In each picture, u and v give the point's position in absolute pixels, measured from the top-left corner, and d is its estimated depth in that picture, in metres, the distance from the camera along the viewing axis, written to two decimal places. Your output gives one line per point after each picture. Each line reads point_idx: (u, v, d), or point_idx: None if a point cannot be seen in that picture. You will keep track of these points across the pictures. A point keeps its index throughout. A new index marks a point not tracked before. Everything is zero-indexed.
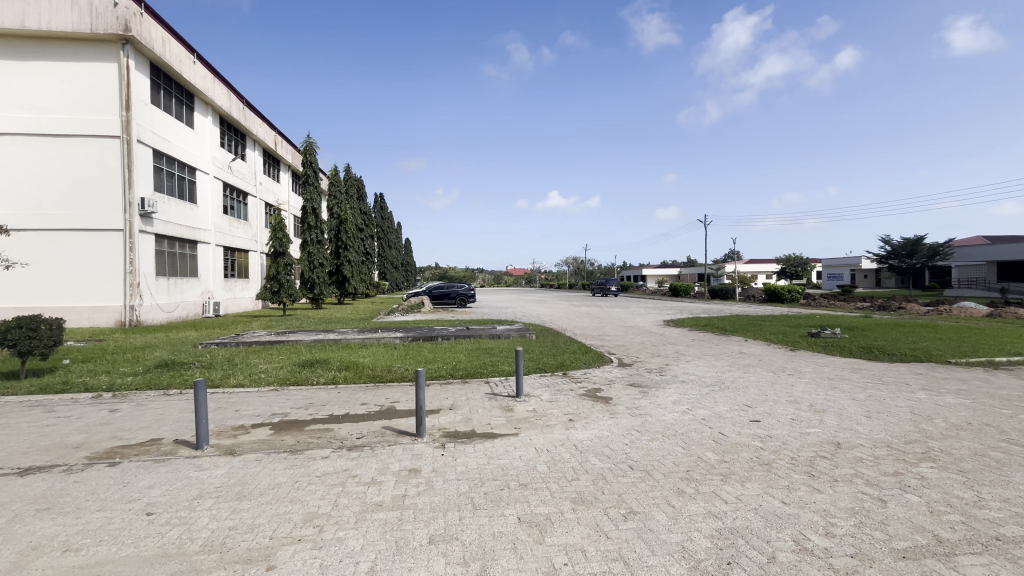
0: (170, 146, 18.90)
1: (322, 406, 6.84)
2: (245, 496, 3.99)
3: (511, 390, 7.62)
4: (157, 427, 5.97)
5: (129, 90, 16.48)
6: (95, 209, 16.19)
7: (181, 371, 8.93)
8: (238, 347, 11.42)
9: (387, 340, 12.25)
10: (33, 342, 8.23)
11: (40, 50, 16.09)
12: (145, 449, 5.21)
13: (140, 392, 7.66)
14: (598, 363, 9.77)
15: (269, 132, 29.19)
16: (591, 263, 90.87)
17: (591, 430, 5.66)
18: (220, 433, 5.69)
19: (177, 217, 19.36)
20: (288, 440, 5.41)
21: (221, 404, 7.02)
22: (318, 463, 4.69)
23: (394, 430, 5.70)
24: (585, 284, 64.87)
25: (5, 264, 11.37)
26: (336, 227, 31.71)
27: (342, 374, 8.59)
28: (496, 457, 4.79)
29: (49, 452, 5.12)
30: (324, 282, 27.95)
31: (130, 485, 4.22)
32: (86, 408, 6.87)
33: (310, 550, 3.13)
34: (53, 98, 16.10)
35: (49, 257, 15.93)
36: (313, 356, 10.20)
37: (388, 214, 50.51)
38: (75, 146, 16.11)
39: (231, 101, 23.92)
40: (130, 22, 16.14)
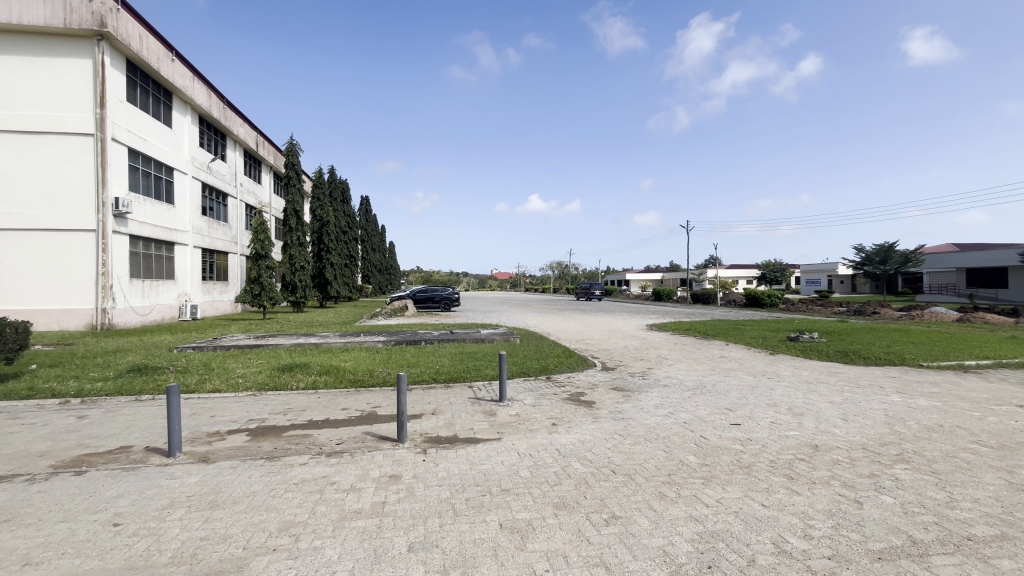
0: (147, 145, 18.45)
1: (301, 412, 6.71)
2: (218, 505, 3.86)
3: (494, 394, 7.57)
4: (127, 434, 5.77)
5: (104, 88, 16.03)
6: (65, 208, 15.70)
7: (155, 375, 8.68)
8: (215, 351, 11.19)
9: (370, 344, 12.06)
10: None
11: (10, 44, 15.57)
12: (114, 457, 5.02)
13: (111, 397, 7.44)
14: (582, 368, 9.73)
15: (250, 133, 28.73)
16: (576, 270, 91.12)
17: (574, 434, 5.65)
18: (194, 440, 5.52)
19: (154, 218, 18.88)
20: (265, 447, 5.28)
21: (196, 410, 6.82)
22: (296, 470, 4.58)
23: (375, 436, 5.60)
24: (569, 288, 65.10)
25: None
26: (319, 229, 31.31)
27: (322, 378, 8.44)
28: (478, 462, 4.73)
29: (10, 461, 4.91)
30: (306, 285, 27.43)
31: (96, 496, 4.06)
32: (52, 414, 6.61)
33: (284, 561, 3.03)
34: (24, 95, 15.61)
35: (16, 258, 15.39)
36: (293, 360, 10.00)
37: (372, 217, 50.07)
38: (46, 144, 15.63)
39: (212, 101, 23.53)
40: (105, 17, 15.69)
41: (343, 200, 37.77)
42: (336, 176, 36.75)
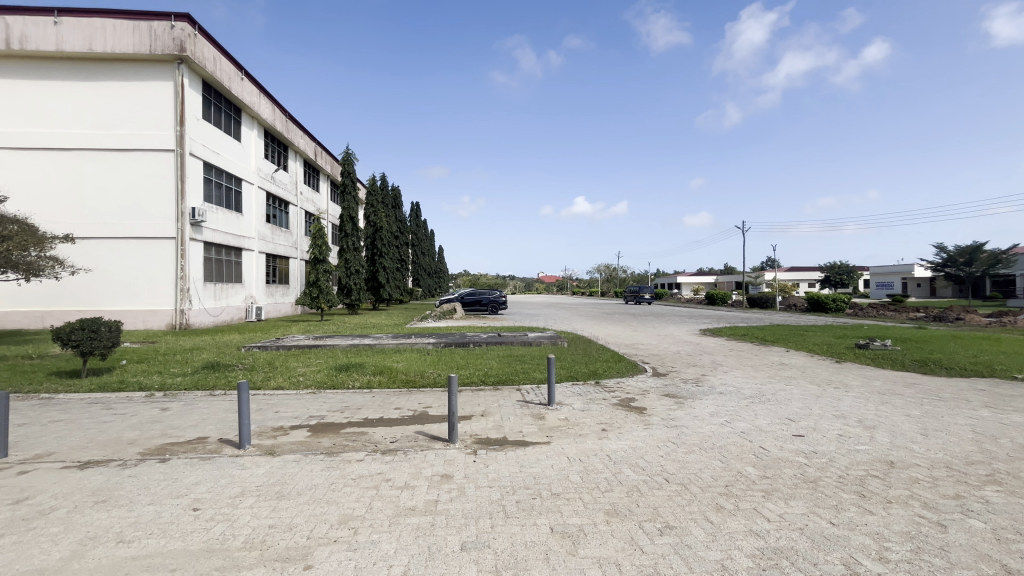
0: (219, 158, 19.91)
1: (357, 410, 7.00)
2: (283, 496, 4.10)
3: (543, 398, 7.56)
4: (203, 426, 6.23)
5: (183, 107, 17.45)
6: (150, 218, 17.22)
7: (226, 372, 9.31)
8: (278, 350, 11.86)
9: (420, 346, 12.37)
10: (93, 343, 8.78)
11: (104, 71, 17.26)
12: (191, 447, 5.44)
13: (188, 391, 8.06)
14: (632, 373, 9.52)
15: (310, 144, 30.30)
16: (625, 273, 89.31)
17: (624, 440, 5.54)
18: (261, 434, 5.89)
19: (225, 226, 20.34)
20: (324, 443, 5.54)
21: (262, 406, 7.27)
22: (353, 466, 4.78)
23: (427, 436, 5.74)
24: (617, 291, 63.91)
25: (53, 264, 13.24)
26: (372, 235, 32.52)
27: (376, 378, 8.76)
28: (528, 465, 4.75)
29: (105, 447, 5.43)
30: (360, 288, 28.51)
31: (177, 482, 4.41)
32: (139, 406, 7.25)
33: (345, 552, 3.18)
34: (116, 116, 17.27)
35: (110, 263, 17.03)
36: (349, 360, 10.44)
37: (422, 223, 51.40)
38: (133, 160, 17.22)
39: (276, 115, 25.06)
40: (185, 42, 17.09)
41: (394, 206, 39.05)
42: (388, 184, 38.09)
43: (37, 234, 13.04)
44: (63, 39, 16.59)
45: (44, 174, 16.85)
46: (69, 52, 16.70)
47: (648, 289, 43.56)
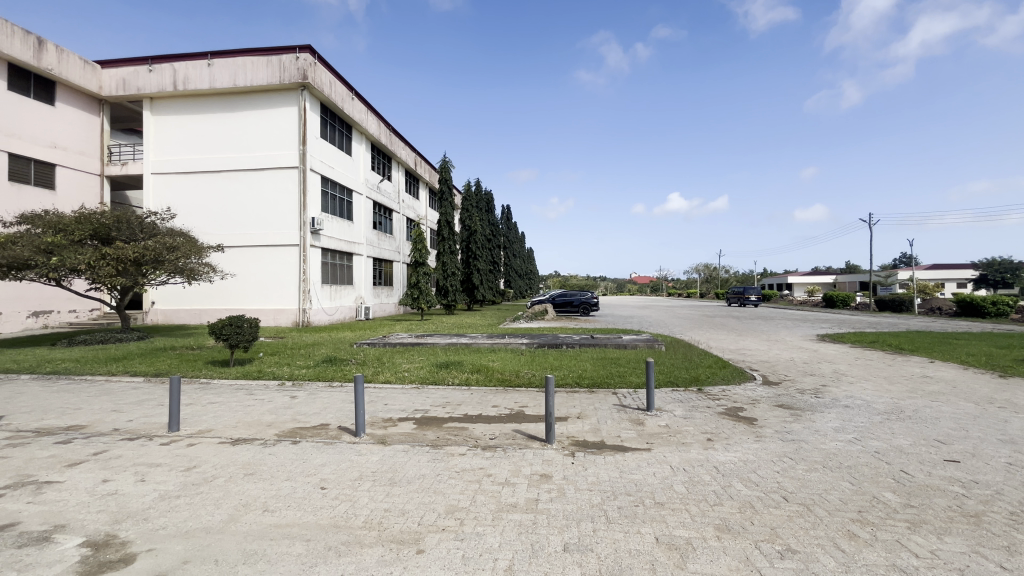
0: (334, 172, 21.99)
1: (457, 406, 7.33)
2: (396, 482, 4.43)
3: (642, 403, 7.30)
4: (325, 413, 6.94)
5: (305, 128, 19.54)
6: (279, 228, 19.57)
7: (342, 366, 10.29)
8: (385, 347, 12.82)
9: (514, 346, 12.60)
10: (239, 336, 10.17)
11: (244, 101, 19.91)
12: (316, 432, 6.08)
13: (312, 382, 9.03)
14: (739, 381, 8.84)
15: (410, 154, 32.32)
16: (726, 273, 83.36)
17: (733, 452, 5.17)
18: (373, 424, 6.40)
19: (339, 233, 22.44)
20: (429, 435, 5.88)
21: (374, 398, 7.91)
22: (457, 460, 5.01)
23: (524, 434, 5.85)
24: (717, 292, 59.91)
25: (208, 269, 15.58)
26: (466, 238, 33.82)
27: (474, 376, 9.10)
28: (629, 471, 4.62)
29: (250, 427, 6.28)
30: (456, 290, 29.75)
31: (307, 462, 4.95)
32: (274, 393, 8.28)
33: (453, 541, 3.34)
34: (253, 139, 19.85)
35: (249, 268, 19.65)
36: (448, 358, 10.96)
37: (514, 225, 52.42)
38: (266, 178, 19.70)
39: (381, 129, 27.14)
40: (307, 70, 19.13)
41: (487, 210, 40.27)
42: (481, 188, 39.41)
43: (197, 244, 15.40)
44: (214, 78, 19.44)
45: (201, 193, 19.94)
46: (218, 88, 19.52)
47: (754, 290, 40.26)
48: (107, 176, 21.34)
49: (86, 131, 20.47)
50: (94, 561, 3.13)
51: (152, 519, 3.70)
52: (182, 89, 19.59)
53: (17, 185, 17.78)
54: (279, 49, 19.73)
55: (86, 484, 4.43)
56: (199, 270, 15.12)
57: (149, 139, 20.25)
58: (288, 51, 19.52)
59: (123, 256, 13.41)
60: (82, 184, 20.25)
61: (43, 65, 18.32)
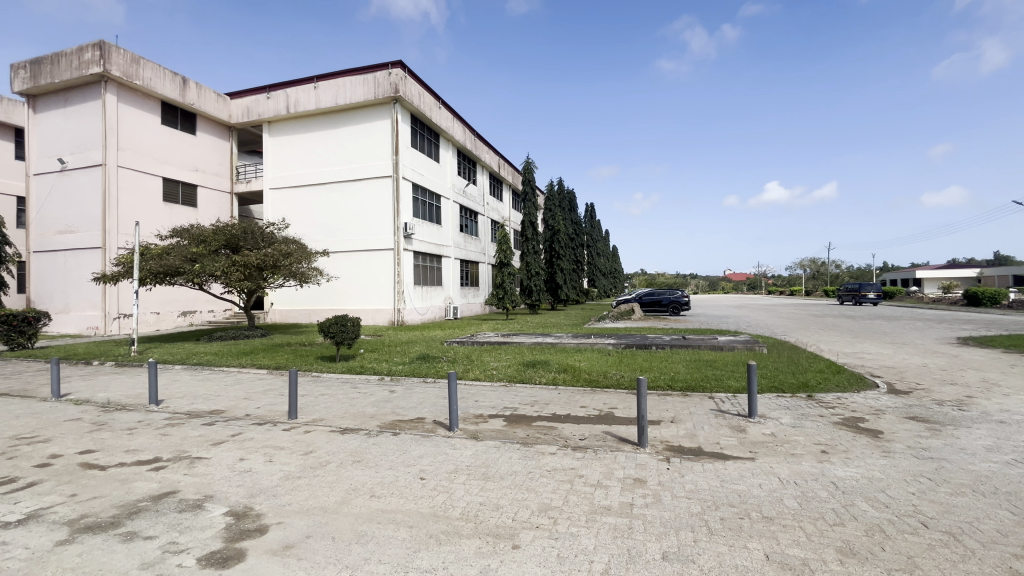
0: (423, 179, 23.17)
1: (545, 405, 7.37)
2: (489, 477, 4.55)
3: (742, 409, 6.81)
4: (421, 408, 7.34)
5: (398, 138, 20.79)
6: (376, 234, 21.06)
7: (435, 363, 10.81)
8: (474, 345, 13.26)
9: (601, 346, 12.40)
10: (343, 334, 11.09)
11: (345, 118, 21.68)
12: (414, 425, 6.44)
13: (408, 377, 9.60)
14: (858, 388, 7.91)
15: (494, 158, 33.09)
16: (837, 268, 75.05)
17: (855, 467, 4.63)
18: (465, 419, 6.65)
19: (429, 237, 23.58)
20: (519, 433, 5.98)
21: (465, 394, 8.22)
22: (547, 459, 5.03)
23: (615, 437, 5.72)
24: (827, 289, 54.09)
25: (316, 273, 17.19)
26: (550, 238, 33.86)
27: (561, 376, 9.09)
28: (731, 480, 4.33)
29: (357, 418, 6.83)
30: (540, 289, 29.91)
31: (407, 453, 5.27)
32: (375, 387, 8.93)
33: (547, 539, 3.36)
34: (353, 153, 21.54)
35: (351, 271, 21.36)
36: (535, 357, 11.06)
37: (597, 223, 51.54)
38: (364, 187, 21.30)
39: (467, 135, 28.09)
40: (398, 84, 20.35)
41: (570, 209, 40.03)
42: (564, 187, 39.26)
43: (306, 250, 17.17)
44: (319, 99, 21.38)
45: (310, 204, 22.07)
46: (323, 108, 21.45)
47: (873, 287, 35.79)
48: (236, 193, 24.40)
49: (219, 155, 23.56)
50: (235, 528, 3.59)
51: (279, 496, 4.17)
52: (294, 112, 21.79)
53: (169, 205, 21.00)
54: (374, 67, 21.20)
55: (227, 461, 5.10)
56: (309, 275, 16.77)
57: (268, 158, 22.81)
58: (381, 68, 20.92)
59: (249, 263, 15.27)
60: (216, 202, 23.37)
61: (187, 101, 21.39)
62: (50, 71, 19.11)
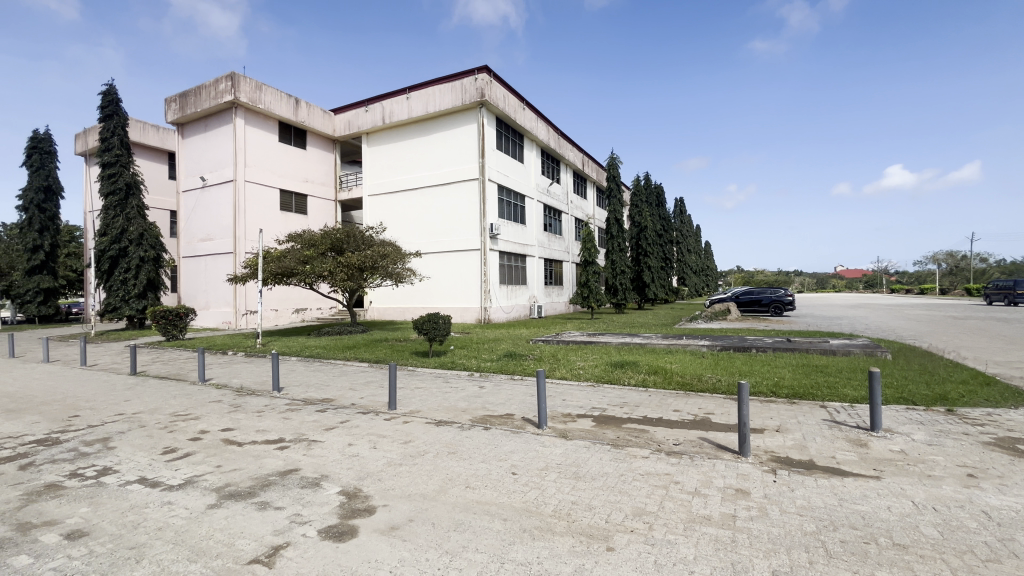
0: (508, 180, 23.60)
1: (635, 407, 7.17)
2: (580, 477, 4.53)
3: (863, 421, 6.08)
4: (510, 404, 7.50)
5: (484, 142, 21.37)
6: (464, 235, 21.86)
7: (522, 361, 10.98)
8: (560, 344, 13.27)
9: (694, 348, 11.78)
10: (435, 331, 11.66)
11: (435, 125, 22.75)
12: (504, 420, 6.61)
13: (496, 374, 9.87)
14: (1016, 404, 6.71)
15: (579, 155, 32.79)
16: (983, 262, 64.21)
17: (1014, 496, 3.94)
18: (554, 418, 6.68)
19: (514, 237, 23.98)
20: (609, 434, 5.88)
21: (552, 393, 8.25)
22: (640, 462, 4.90)
23: (713, 444, 5.41)
24: (968, 287, 46.47)
25: (409, 273, 18.25)
26: (637, 234, 32.81)
27: (651, 378, 8.78)
28: (852, 500, 3.90)
29: (450, 411, 7.15)
30: (626, 288, 29.08)
31: (499, 448, 5.42)
32: (465, 383, 9.28)
33: (642, 544, 3.28)
34: (443, 158, 22.55)
35: (441, 271, 22.40)
36: (623, 358, 10.80)
37: (687, 218, 48.96)
38: (453, 191, 22.20)
39: (551, 134, 28.14)
40: (483, 89, 20.92)
41: (657, 204, 38.47)
42: (651, 182, 37.83)
43: (401, 251, 18.33)
44: (412, 109, 22.65)
45: (404, 209, 23.50)
46: (415, 117, 22.69)
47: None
48: (340, 201, 26.67)
49: (325, 166, 25.88)
50: (348, 507, 3.94)
51: (384, 480, 4.50)
52: (389, 122, 23.30)
53: (285, 214, 23.52)
54: (461, 74, 22.00)
55: (338, 445, 5.61)
56: (403, 275, 17.84)
57: (368, 167, 24.65)
58: (468, 74, 21.64)
59: (351, 264, 16.61)
60: (323, 209, 25.72)
61: (300, 119, 23.75)
62: (194, 101, 22.24)
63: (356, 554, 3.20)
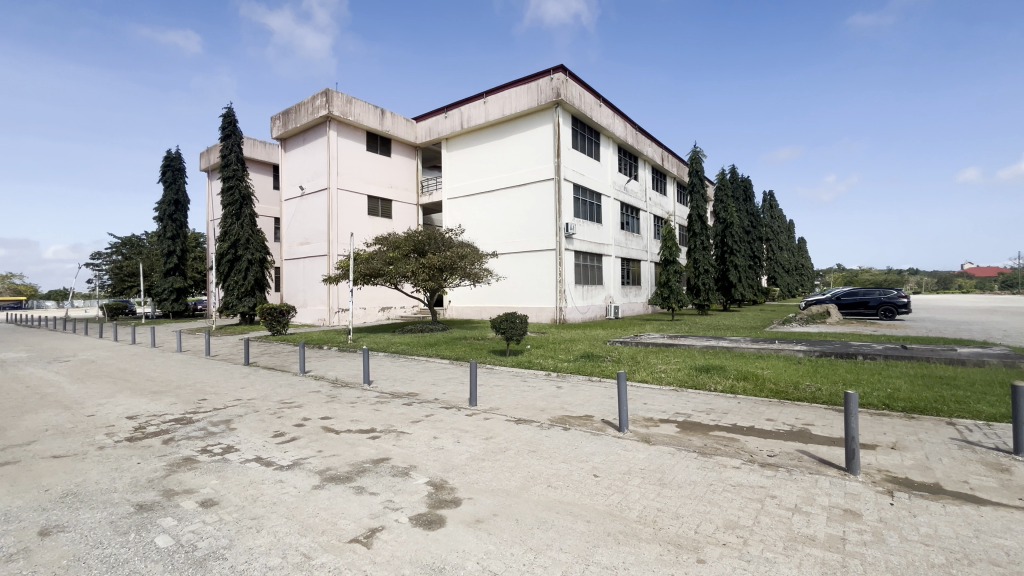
0: (584, 179, 23.34)
1: (723, 414, 6.78)
2: (665, 484, 4.38)
3: (1004, 442, 5.25)
4: (588, 406, 7.41)
5: (559, 141, 21.31)
6: (540, 235, 21.95)
7: (599, 362, 10.80)
8: (639, 346, 12.86)
9: (789, 353, 10.87)
10: (512, 330, 11.82)
11: (511, 127, 23.09)
12: (583, 422, 6.55)
13: (573, 375, 9.80)
14: None
15: (658, 150, 31.60)
16: None
17: None
18: (635, 421, 6.51)
19: (589, 236, 23.66)
20: (695, 441, 5.62)
21: (632, 396, 8.02)
22: (730, 473, 4.62)
23: (815, 458, 4.97)
24: None
25: (486, 274, 18.68)
26: (721, 232, 30.96)
27: (740, 384, 8.23)
28: (991, 533, 3.39)
29: (528, 410, 7.22)
30: (710, 288, 27.55)
31: (579, 449, 5.38)
32: (543, 383, 9.31)
33: (736, 559, 3.10)
34: (519, 159, 22.82)
35: (517, 272, 22.69)
36: (708, 362, 10.24)
37: (779, 213, 45.34)
38: (529, 191, 22.39)
39: (628, 130, 27.40)
40: (559, 88, 20.84)
41: (745, 199, 36.02)
42: (738, 175, 35.51)
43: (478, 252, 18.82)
44: (489, 113, 23.15)
45: (481, 211, 24.12)
46: (492, 121, 23.17)
47: None
48: (421, 204, 27.94)
49: (408, 172, 27.23)
50: (436, 497, 4.12)
51: (468, 474, 4.65)
52: (467, 127, 24.03)
53: (372, 218, 25.09)
54: (537, 75, 22.10)
55: (424, 437, 5.90)
56: (480, 275, 18.30)
57: (447, 172, 25.61)
58: (544, 74, 21.69)
59: (433, 265, 17.34)
60: (406, 213, 27.09)
61: (386, 128, 25.21)
62: (295, 118, 24.43)
63: (445, 544, 3.34)
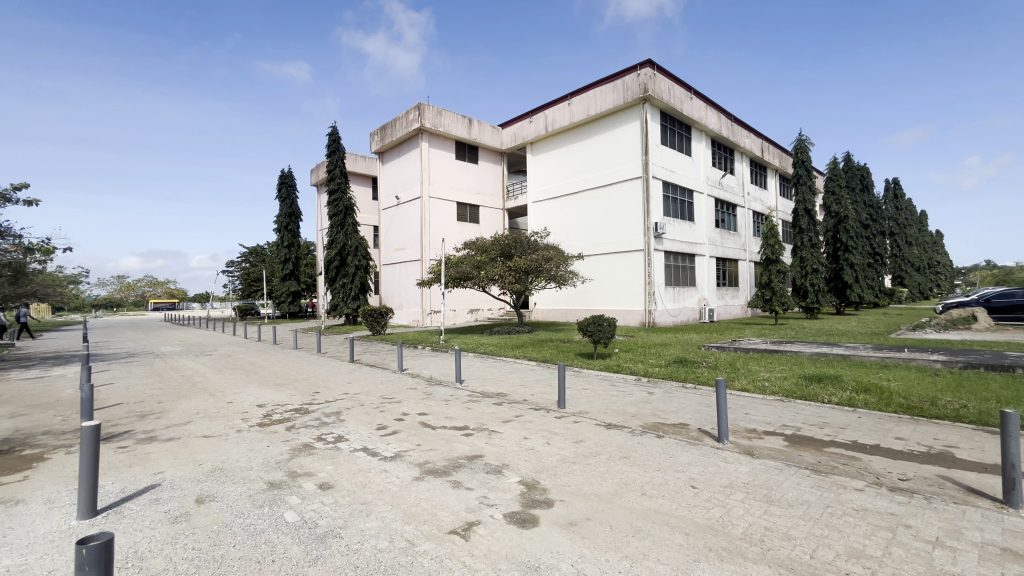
0: (674, 175, 22.34)
1: (840, 429, 6.10)
2: (773, 501, 4.05)
3: None
4: (683, 413, 7.08)
5: (647, 138, 20.61)
6: (627, 236, 21.39)
7: (693, 368, 10.25)
8: (738, 352, 12.00)
9: (922, 363, 9.49)
10: (599, 332, 11.64)
11: (596, 127, 22.77)
12: (678, 430, 6.27)
13: (665, 381, 9.41)
14: None
15: (756, 141, 29.28)
16: None
17: None
18: (736, 432, 6.09)
19: (681, 235, 22.58)
20: (807, 458, 5.12)
21: (732, 405, 7.51)
22: (851, 495, 4.16)
23: (960, 485, 4.30)
24: None
25: (572, 276, 18.56)
26: (834, 226, 27.91)
27: (861, 397, 7.35)
28: None
29: (618, 415, 7.06)
30: (820, 289, 24.91)
31: (675, 458, 5.16)
32: (632, 388, 9.04)
33: None
34: (605, 159, 22.44)
35: (603, 273, 22.29)
36: (820, 371, 9.27)
37: (906, 203, 39.81)
38: (615, 191, 21.92)
39: (722, 121, 25.73)
40: (647, 83, 20.16)
41: (862, 189, 32.12)
42: (853, 163, 31.76)
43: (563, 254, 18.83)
44: (574, 114, 23.04)
45: (567, 213, 24.06)
46: (577, 122, 23.03)
47: None
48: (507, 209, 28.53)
49: (494, 177, 27.95)
50: (528, 496, 4.19)
51: (560, 476, 4.66)
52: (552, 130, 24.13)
53: (461, 223, 26.11)
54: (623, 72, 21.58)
55: (515, 437, 6.01)
56: (565, 277, 18.23)
57: (533, 175, 25.90)
58: (630, 71, 21.13)
59: (519, 268, 17.64)
60: (493, 217, 27.84)
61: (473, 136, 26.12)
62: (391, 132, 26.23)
63: (540, 543, 3.39)
